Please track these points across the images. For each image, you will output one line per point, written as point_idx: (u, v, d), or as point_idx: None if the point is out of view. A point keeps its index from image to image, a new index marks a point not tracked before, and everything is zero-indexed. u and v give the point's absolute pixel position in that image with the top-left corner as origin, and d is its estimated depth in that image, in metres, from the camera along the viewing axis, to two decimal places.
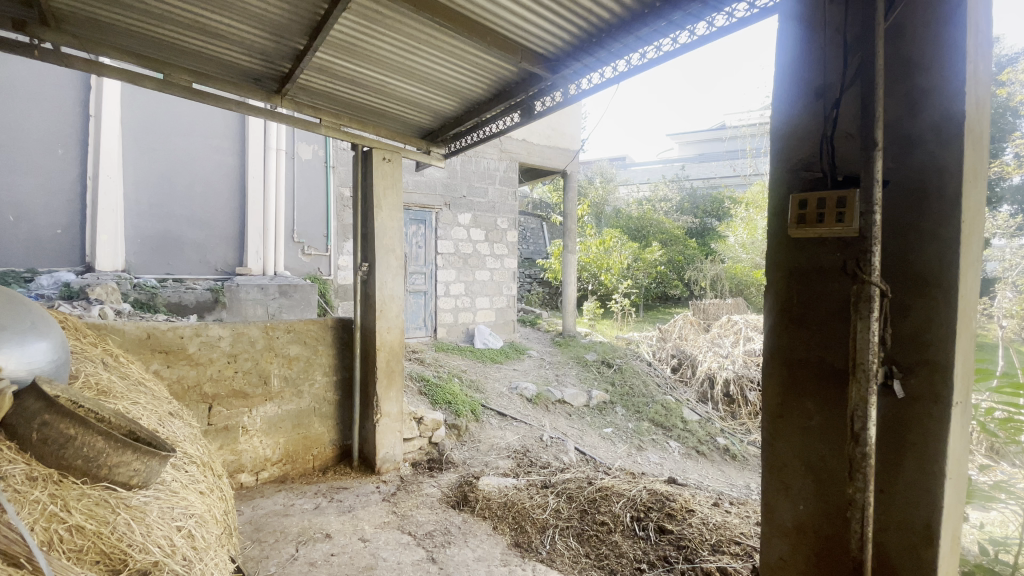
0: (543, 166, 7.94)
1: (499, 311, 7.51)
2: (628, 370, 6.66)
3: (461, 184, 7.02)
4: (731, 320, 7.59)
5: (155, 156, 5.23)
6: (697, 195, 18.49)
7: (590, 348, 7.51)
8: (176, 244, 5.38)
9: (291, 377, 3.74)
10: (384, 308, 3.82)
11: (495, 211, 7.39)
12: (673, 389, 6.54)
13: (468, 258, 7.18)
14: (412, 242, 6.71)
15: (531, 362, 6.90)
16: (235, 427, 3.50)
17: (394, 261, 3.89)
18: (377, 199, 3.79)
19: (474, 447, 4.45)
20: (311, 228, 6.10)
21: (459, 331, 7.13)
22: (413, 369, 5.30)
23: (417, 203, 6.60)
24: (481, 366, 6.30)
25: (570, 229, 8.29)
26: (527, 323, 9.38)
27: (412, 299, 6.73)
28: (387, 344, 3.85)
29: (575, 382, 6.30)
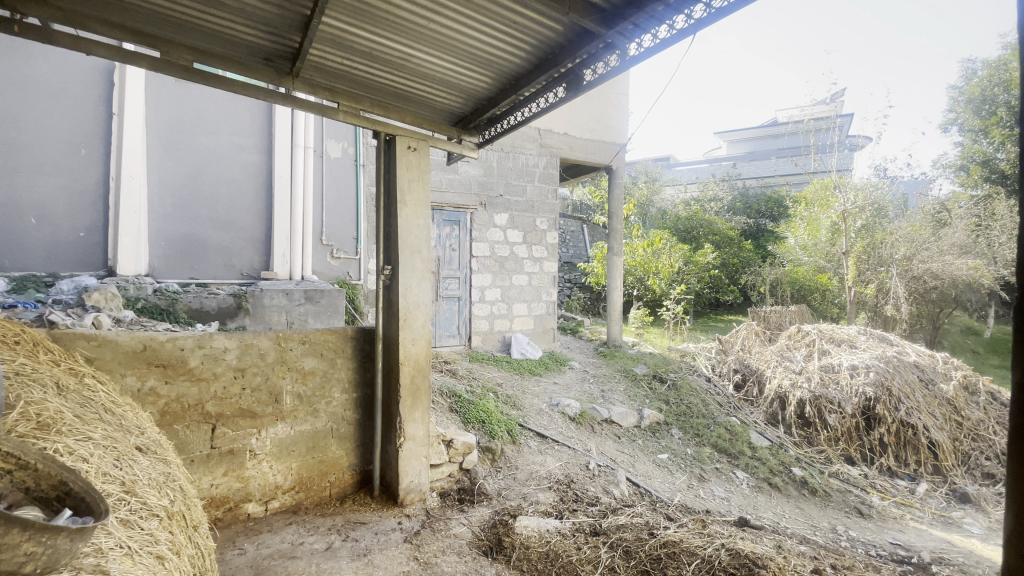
0: (586, 161, 7.34)
1: (539, 318, 6.94)
2: (683, 386, 5.94)
3: (497, 181, 6.54)
4: (801, 330, 6.73)
5: (179, 155, 5.03)
6: (751, 196, 17.35)
7: (638, 360, 6.83)
8: (200, 247, 5.14)
9: (306, 394, 3.31)
10: (408, 316, 3.34)
11: (535, 211, 6.86)
12: (736, 408, 5.78)
13: (505, 261, 6.66)
14: (445, 244, 6.27)
15: (574, 374, 6.30)
16: (243, 451, 3.10)
17: (421, 263, 3.41)
18: (401, 193, 3.30)
19: (511, 476, 3.91)
20: (340, 230, 5.75)
21: (495, 340, 6.62)
22: (444, 383, 4.81)
23: (451, 202, 6.19)
24: (518, 379, 5.75)
25: (615, 229, 7.64)
26: (568, 331, 8.80)
27: (445, 304, 6.28)
28: (412, 358, 3.36)
29: (624, 399, 5.66)
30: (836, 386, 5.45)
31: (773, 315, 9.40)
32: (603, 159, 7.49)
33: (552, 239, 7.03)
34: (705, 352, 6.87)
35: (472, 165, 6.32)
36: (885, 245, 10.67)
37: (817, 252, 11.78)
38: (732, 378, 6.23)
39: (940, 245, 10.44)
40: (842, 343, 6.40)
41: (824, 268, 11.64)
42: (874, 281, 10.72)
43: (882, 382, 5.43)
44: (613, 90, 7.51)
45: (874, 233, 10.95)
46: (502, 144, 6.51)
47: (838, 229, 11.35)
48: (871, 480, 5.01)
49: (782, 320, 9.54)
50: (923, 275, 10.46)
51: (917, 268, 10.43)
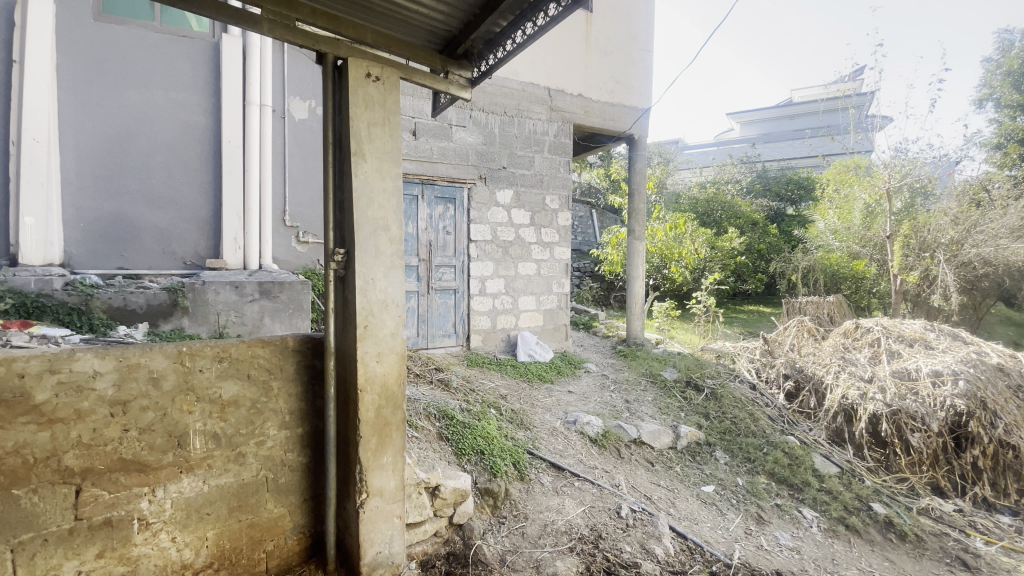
0: (604, 129, 6.26)
1: (549, 313, 5.92)
2: (726, 396, 4.91)
3: (500, 151, 5.47)
4: (861, 327, 5.66)
5: (101, 114, 4.00)
6: (771, 177, 16.16)
7: (666, 362, 5.80)
8: (130, 230, 4.12)
9: (227, 432, 2.33)
10: (370, 323, 2.31)
11: (544, 187, 5.80)
12: (792, 422, 4.75)
13: (509, 247, 5.62)
14: (438, 226, 5.25)
15: (591, 381, 5.29)
16: (127, 521, 2.13)
17: (390, 246, 2.36)
18: (356, 142, 2.25)
19: (518, 531, 2.93)
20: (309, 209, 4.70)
21: (497, 339, 5.60)
22: (432, 398, 3.80)
23: (445, 176, 5.15)
24: (525, 388, 4.74)
25: (637, 209, 6.58)
26: (581, 327, 7.80)
27: (438, 298, 5.28)
28: (378, 381, 2.35)
29: (654, 414, 4.64)
30: (917, 397, 4.42)
31: (808, 306, 8.55)
32: (623, 127, 6.38)
33: (564, 220, 5.97)
34: (746, 351, 5.81)
35: (469, 131, 5.28)
36: (929, 228, 9.59)
37: (849, 236, 10.62)
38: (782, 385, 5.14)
39: (995, 227, 9.32)
40: (911, 342, 5.34)
41: (860, 254, 10.53)
42: (918, 268, 9.59)
43: (974, 393, 4.39)
44: (636, 45, 6.39)
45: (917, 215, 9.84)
46: (506, 107, 5.49)
47: (875, 212, 10.27)
48: (968, 517, 3.98)
49: (820, 313, 8.48)
50: (974, 261, 9.35)
51: (968, 252, 9.32)
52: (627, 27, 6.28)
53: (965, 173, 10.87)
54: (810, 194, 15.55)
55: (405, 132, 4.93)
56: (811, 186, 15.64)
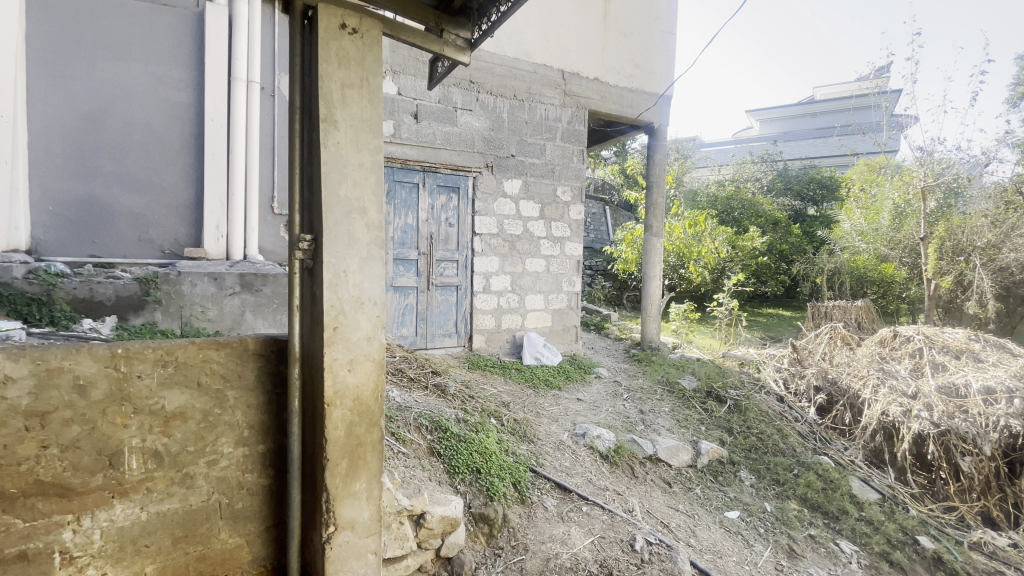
0: (621, 117, 5.82)
1: (558, 314, 5.50)
2: (751, 409, 4.46)
3: (508, 138, 5.07)
4: (900, 336, 5.17)
5: (73, 88, 3.68)
6: (793, 176, 15.54)
7: (684, 369, 5.36)
8: (104, 214, 3.79)
9: (171, 450, 1.97)
10: (340, 325, 1.92)
11: (555, 178, 5.37)
12: (825, 440, 4.29)
13: (516, 241, 5.21)
14: (441, 218, 4.87)
15: (602, 388, 4.88)
16: (46, 555, 1.79)
17: (367, 233, 1.97)
18: (326, 106, 1.86)
19: (515, 567, 2.54)
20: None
21: (502, 340, 5.20)
22: (426, 406, 3.41)
23: (448, 163, 4.76)
24: (530, 395, 4.34)
25: (655, 203, 6.14)
26: (592, 328, 7.39)
27: (439, 295, 4.90)
28: (349, 393, 1.97)
29: (672, 427, 4.21)
30: (966, 417, 3.93)
31: (835, 311, 8.04)
32: (642, 115, 5.93)
33: (576, 213, 5.54)
34: (772, 359, 5.34)
35: (475, 115, 4.88)
36: (965, 229, 8.92)
37: (876, 238, 10.05)
38: (813, 398, 4.65)
39: None
40: (957, 354, 4.84)
41: (888, 256, 9.95)
42: (952, 273, 8.92)
43: None
44: (658, 27, 5.93)
45: (953, 216, 9.19)
46: (515, 90, 5.08)
47: (905, 212, 9.67)
48: None
49: (847, 318, 7.98)
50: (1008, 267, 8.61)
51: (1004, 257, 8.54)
52: (648, 7, 5.83)
53: (998, 173, 9.21)
54: (833, 194, 14.92)
55: (406, 115, 4.55)
56: (835, 186, 15.01)
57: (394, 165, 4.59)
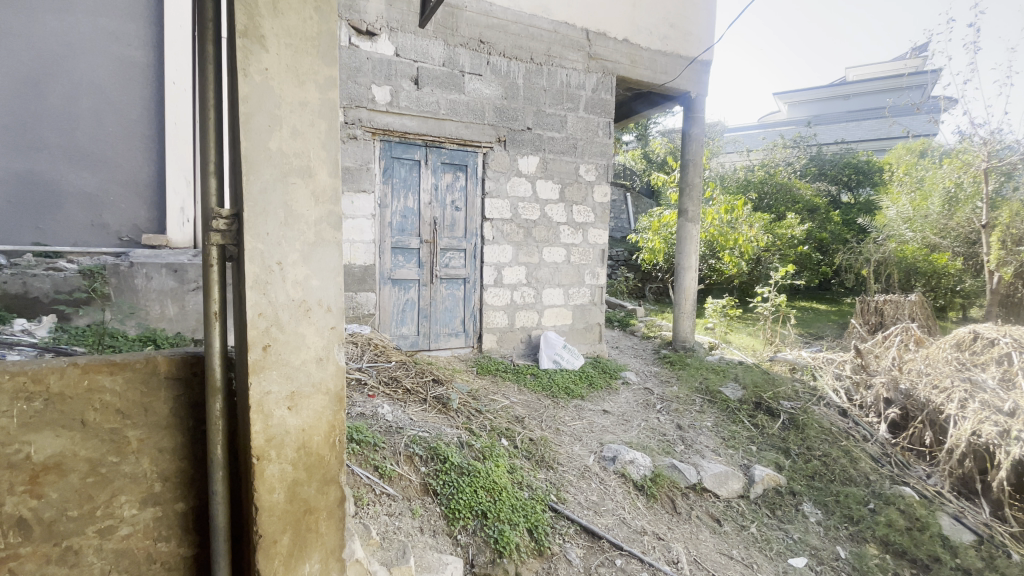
0: (653, 85, 5.08)
1: (580, 310, 4.83)
2: (810, 426, 3.76)
3: (524, 108, 4.39)
4: (982, 338, 4.33)
5: (10, 44, 3.12)
6: (828, 161, 14.48)
7: (724, 376, 4.66)
8: (50, 194, 3.25)
9: (44, 516, 1.36)
10: (274, 342, 1.30)
11: (578, 154, 4.68)
12: (903, 464, 3.54)
13: (533, 228, 4.54)
14: (445, 200, 4.22)
15: (631, 397, 4.23)
16: None
17: (315, 206, 1.34)
18: (246, 13, 1.23)
19: None
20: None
21: (516, 341, 4.56)
22: (423, 425, 2.80)
23: (454, 136, 4.11)
24: (547, 407, 3.71)
25: (691, 184, 5.42)
26: (616, 324, 6.72)
27: (444, 289, 4.27)
28: (290, 440, 1.36)
29: (717, 449, 3.55)
30: None
31: (887, 307, 7.21)
32: (677, 83, 5.18)
33: (601, 196, 4.83)
34: (829, 363, 4.60)
35: (486, 81, 4.21)
36: None
37: (924, 226, 9.18)
38: (884, 412, 3.90)
39: None
40: None
41: (939, 246, 9.02)
42: None
43: None
44: None
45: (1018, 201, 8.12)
46: (532, 52, 4.40)
47: (958, 197, 8.76)
48: None
49: (900, 315, 7.14)
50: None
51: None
52: None
53: None
54: (871, 179, 13.91)
55: (405, 80, 3.91)
56: (874, 171, 13.94)
57: (392, 140, 3.97)
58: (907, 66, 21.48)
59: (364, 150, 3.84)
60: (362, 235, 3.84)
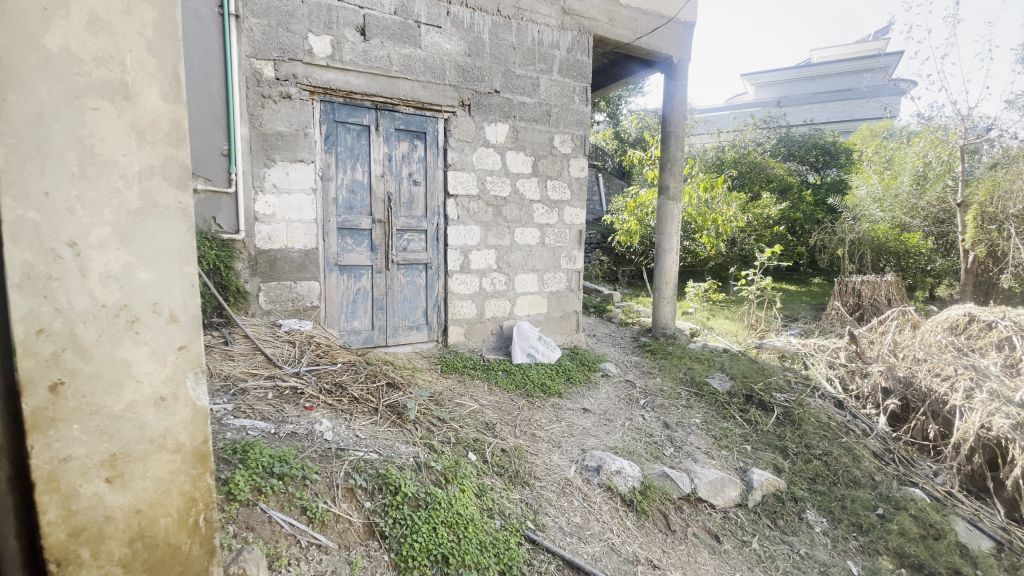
0: (634, 46, 4.59)
1: (556, 297, 4.37)
2: (807, 421, 3.44)
3: (490, 67, 3.84)
4: (978, 321, 4.10)
5: None
6: (797, 141, 14.40)
7: (710, 366, 4.31)
8: None
9: None
10: (74, 390, 0.97)
11: (551, 123, 4.16)
12: (907, 461, 3.28)
13: (503, 206, 4.01)
14: (401, 173, 3.64)
15: (613, 393, 3.82)
16: None
17: (137, 149, 1.02)
18: None
19: None
20: (193, 137, 3.00)
21: (486, 332, 4.07)
22: (372, 442, 2.30)
23: (409, 98, 3.55)
24: (521, 409, 3.26)
25: (674, 158, 5.01)
26: (593, 311, 6.33)
27: (402, 276, 3.72)
28: (105, 520, 1.02)
29: (710, 450, 3.18)
30: None
31: (865, 287, 7.06)
32: (658, 46, 4.71)
33: (578, 169, 4.34)
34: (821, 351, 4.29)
35: (446, 34, 3.64)
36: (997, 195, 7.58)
37: (891, 207, 9.01)
38: (883, 403, 3.62)
39: None
40: None
41: (910, 225, 8.88)
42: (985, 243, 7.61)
43: None
44: None
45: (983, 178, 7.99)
46: (499, 2, 3.84)
47: (927, 176, 8.69)
48: None
49: (878, 296, 6.99)
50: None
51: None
52: None
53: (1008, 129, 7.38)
54: (837, 159, 13.92)
55: (349, 29, 3.31)
56: (840, 151, 13.94)
57: (335, 101, 3.38)
58: (869, 48, 21.68)
59: (301, 112, 3.25)
60: (300, 213, 3.30)
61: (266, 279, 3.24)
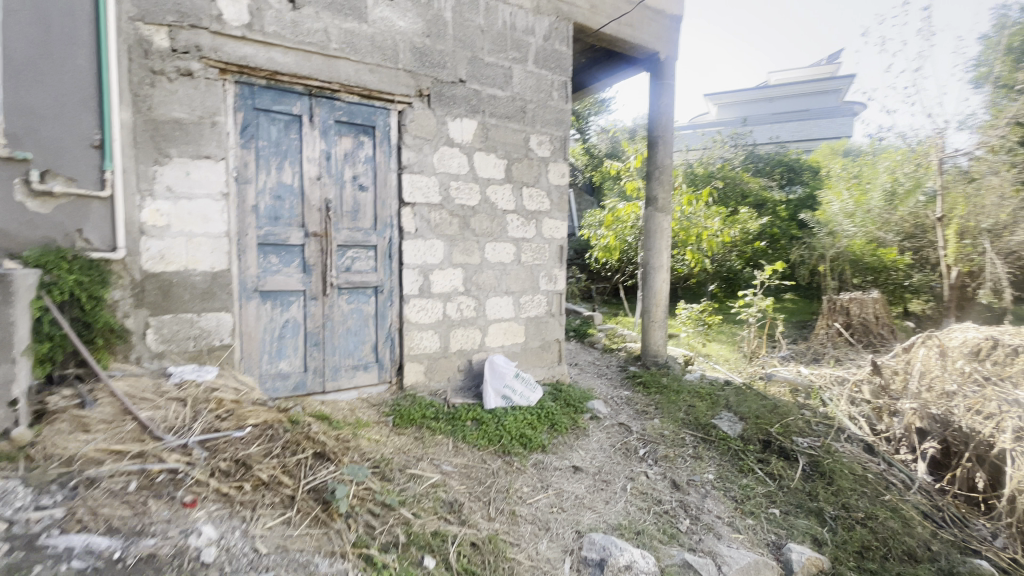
0: (619, 39, 4.05)
1: (535, 325, 3.69)
2: (840, 474, 2.84)
3: (455, 52, 3.20)
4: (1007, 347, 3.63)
5: None
6: (763, 158, 14.40)
7: (714, 403, 3.70)
8: None
9: None
10: None
11: (527, 121, 3.54)
12: (960, 521, 2.70)
13: (471, 217, 3.34)
14: (343, 175, 2.92)
15: (606, 442, 3.15)
16: None
17: None
18: None
19: None
20: (52, 123, 2.26)
21: (452, 370, 3.33)
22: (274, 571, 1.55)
23: (352, 83, 2.86)
24: (497, 475, 2.54)
25: (662, 165, 4.48)
26: (574, 335, 5.70)
27: (345, 303, 2.97)
28: None
29: (732, 520, 2.53)
30: None
31: (853, 306, 6.67)
32: (646, 41, 4.20)
33: (558, 176, 3.72)
34: (840, 384, 3.79)
35: (400, 9, 2.99)
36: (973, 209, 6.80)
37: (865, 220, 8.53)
38: (919, 447, 3.07)
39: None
40: None
41: (885, 241, 8.43)
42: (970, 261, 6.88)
43: None
44: None
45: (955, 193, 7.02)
46: None
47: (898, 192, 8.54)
48: None
49: (867, 314, 6.62)
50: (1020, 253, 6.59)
51: (1016, 239, 6.51)
52: None
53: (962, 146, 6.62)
54: (801, 177, 13.93)
55: None
56: (804, 169, 13.99)
57: (255, 83, 2.66)
58: (822, 72, 22.41)
59: (207, 96, 2.53)
60: (206, 226, 2.55)
61: (158, 311, 2.47)
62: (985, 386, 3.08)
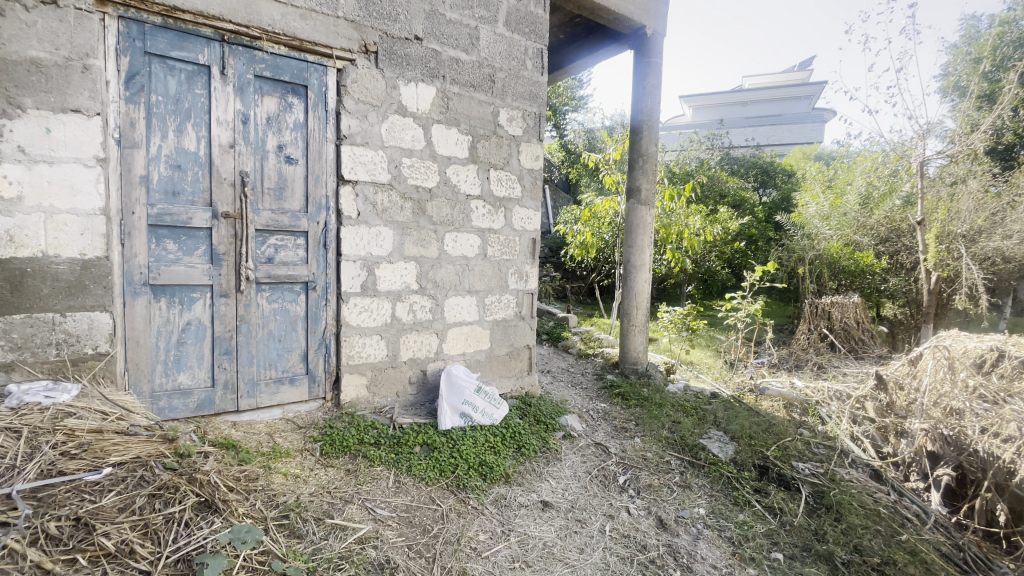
0: (602, 7, 3.59)
1: (503, 330, 3.21)
2: (850, 508, 2.46)
3: (411, 4, 2.69)
4: None
5: None
6: (739, 160, 14.27)
7: (701, 419, 3.29)
8: None
9: None
10: None
11: (496, 93, 3.05)
12: (983, 562, 2.35)
13: (427, 202, 2.82)
14: (265, 143, 2.38)
15: (582, 469, 2.69)
16: None
17: None
18: None
19: None
20: None
21: (403, 383, 2.82)
22: None
23: (277, 30, 2.33)
24: (447, 520, 2.04)
25: (646, 153, 4.04)
26: (547, 339, 5.24)
27: (265, 301, 2.42)
28: None
29: (730, 570, 2.11)
30: None
31: (834, 310, 6.40)
32: (631, 12, 3.75)
33: (531, 159, 3.23)
34: (839, 400, 3.48)
35: None
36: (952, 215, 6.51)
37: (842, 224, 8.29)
38: (932, 474, 2.77)
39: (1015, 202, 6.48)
40: None
41: (861, 244, 8.10)
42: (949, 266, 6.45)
43: None
44: None
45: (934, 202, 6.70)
46: None
47: (874, 196, 8.37)
48: None
49: (848, 319, 6.36)
50: (994, 259, 6.42)
51: (992, 243, 6.31)
52: None
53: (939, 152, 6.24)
54: (775, 180, 13.85)
55: None
56: (778, 172, 13.91)
57: (147, 21, 2.09)
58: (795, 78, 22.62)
59: (77, 31, 1.96)
60: (75, 201, 1.98)
61: (3, 310, 1.89)
62: (999, 405, 2.75)
